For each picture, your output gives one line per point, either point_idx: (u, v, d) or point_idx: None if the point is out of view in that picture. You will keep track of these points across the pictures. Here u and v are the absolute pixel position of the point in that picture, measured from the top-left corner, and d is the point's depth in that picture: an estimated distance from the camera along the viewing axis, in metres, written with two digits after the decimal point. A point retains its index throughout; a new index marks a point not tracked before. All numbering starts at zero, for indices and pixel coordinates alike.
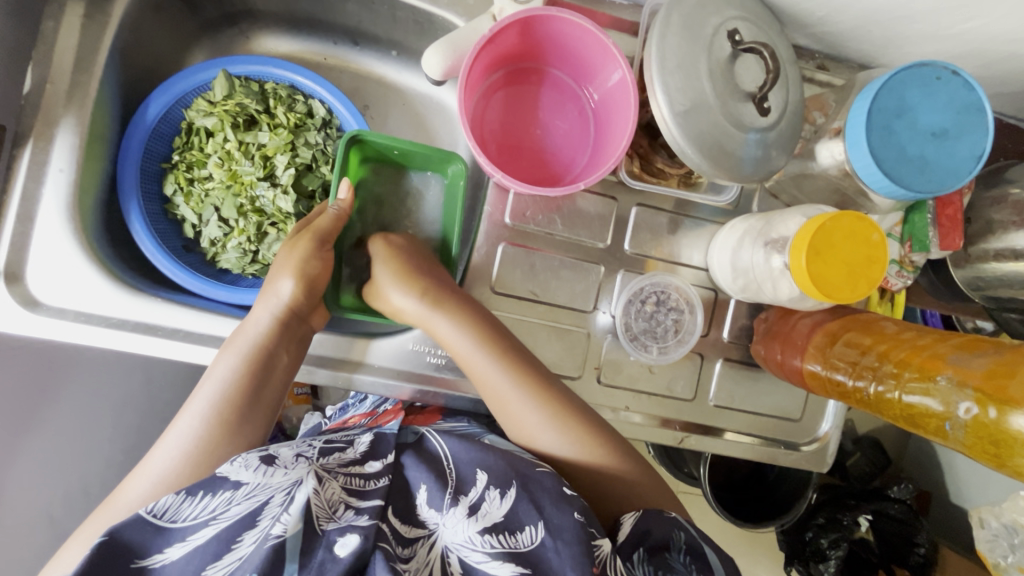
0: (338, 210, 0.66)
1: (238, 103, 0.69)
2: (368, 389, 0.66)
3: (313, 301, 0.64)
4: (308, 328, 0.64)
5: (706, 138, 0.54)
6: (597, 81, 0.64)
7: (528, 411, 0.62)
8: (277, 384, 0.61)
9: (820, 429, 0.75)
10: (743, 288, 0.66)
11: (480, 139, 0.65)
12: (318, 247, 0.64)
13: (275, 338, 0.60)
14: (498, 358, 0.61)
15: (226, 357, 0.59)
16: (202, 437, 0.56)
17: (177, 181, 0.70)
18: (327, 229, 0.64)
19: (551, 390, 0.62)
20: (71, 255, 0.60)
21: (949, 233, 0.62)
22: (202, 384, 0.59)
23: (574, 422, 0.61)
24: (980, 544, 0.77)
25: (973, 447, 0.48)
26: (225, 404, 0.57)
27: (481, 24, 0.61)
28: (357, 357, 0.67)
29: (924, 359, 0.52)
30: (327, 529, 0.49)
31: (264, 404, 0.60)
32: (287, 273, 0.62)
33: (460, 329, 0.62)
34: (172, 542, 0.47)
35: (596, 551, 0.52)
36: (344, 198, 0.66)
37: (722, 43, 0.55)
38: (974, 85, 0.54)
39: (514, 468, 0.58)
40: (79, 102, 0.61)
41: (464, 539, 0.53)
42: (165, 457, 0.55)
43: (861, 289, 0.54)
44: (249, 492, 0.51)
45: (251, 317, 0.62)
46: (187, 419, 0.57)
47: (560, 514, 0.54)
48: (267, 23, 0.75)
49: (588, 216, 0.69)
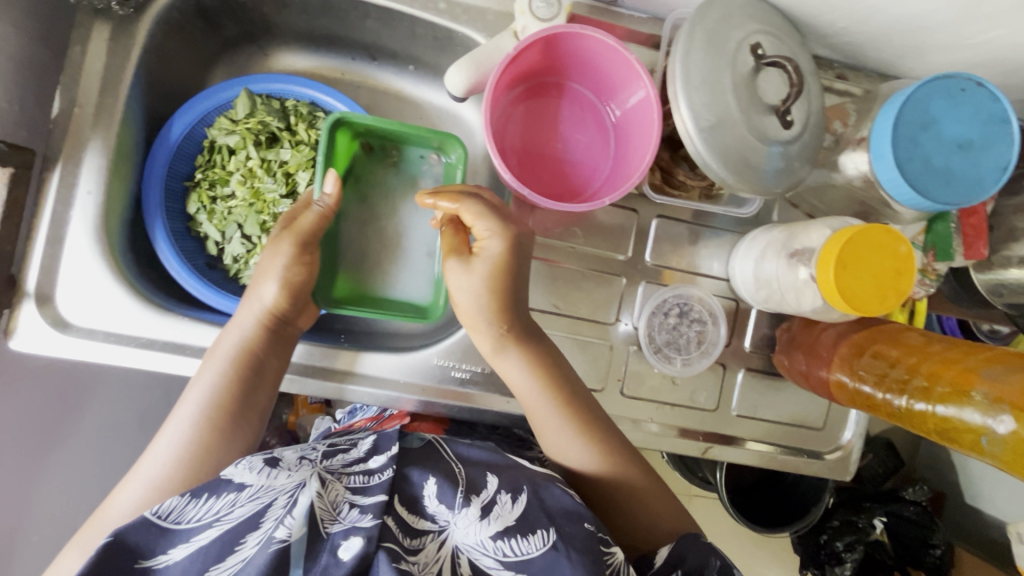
0: (322, 206, 0.61)
1: (260, 121, 0.69)
2: (360, 399, 0.67)
3: (297, 305, 0.61)
4: (294, 329, 0.63)
5: (731, 153, 0.54)
6: (619, 95, 0.64)
7: (576, 449, 0.63)
8: (268, 386, 0.60)
9: (843, 438, 0.75)
10: (765, 299, 0.67)
11: (502, 154, 0.65)
12: (301, 252, 0.60)
13: (264, 343, 0.59)
14: (561, 406, 0.62)
15: (213, 363, 0.57)
16: (194, 442, 0.55)
17: (200, 200, 0.70)
18: (307, 231, 0.60)
19: (607, 434, 0.63)
20: (98, 275, 0.60)
21: (972, 242, 0.63)
22: (189, 389, 0.57)
23: (602, 447, 0.62)
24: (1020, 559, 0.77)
25: (1011, 463, 0.48)
26: (214, 408, 0.56)
27: (503, 42, 0.61)
28: (381, 371, 0.67)
29: (956, 373, 0.52)
30: (332, 532, 0.49)
31: (254, 408, 0.59)
32: (270, 278, 0.59)
33: (527, 376, 0.62)
34: (176, 543, 0.46)
35: (608, 558, 0.53)
36: (331, 192, 0.60)
37: (746, 57, 0.56)
38: (999, 96, 0.54)
39: (523, 476, 0.60)
40: (105, 124, 0.61)
41: (476, 541, 0.53)
42: (157, 462, 0.54)
43: (888, 302, 0.54)
44: (252, 494, 0.50)
45: (235, 320, 0.60)
46: (177, 425, 0.56)
47: (571, 523, 0.55)
48: (286, 40, 0.76)
49: (608, 228, 0.70)
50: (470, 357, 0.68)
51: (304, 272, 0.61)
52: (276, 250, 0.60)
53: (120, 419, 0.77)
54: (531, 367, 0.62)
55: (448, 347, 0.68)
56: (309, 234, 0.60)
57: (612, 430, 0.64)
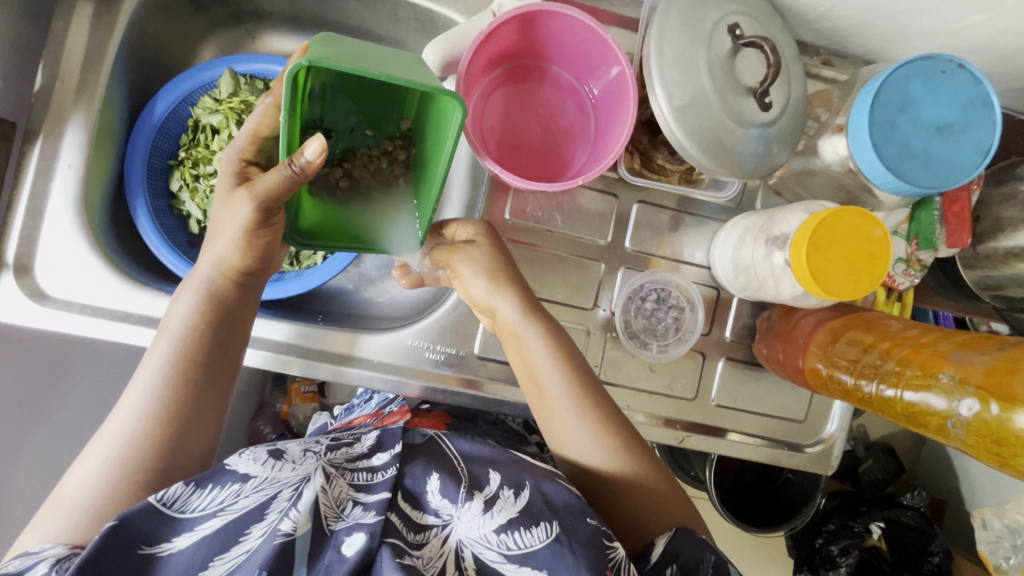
0: (296, 171, 0.50)
1: (243, 100, 0.70)
2: (361, 382, 0.67)
3: (262, 262, 0.61)
4: (262, 280, 0.63)
5: (706, 134, 0.54)
6: (598, 74, 0.63)
7: (583, 434, 0.60)
8: (237, 338, 0.60)
9: (825, 431, 0.74)
10: (744, 286, 0.66)
11: (481, 137, 0.65)
12: (264, 218, 0.55)
13: (229, 292, 0.60)
14: (572, 390, 0.61)
15: (177, 315, 0.58)
16: (162, 396, 0.55)
17: (183, 177, 0.71)
18: (270, 191, 0.52)
19: (612, 414, 0.61)
20: (77, 248, 0.61)
21: (955, 231, 0.61)
22: (156, 342, 0.58)
23: (607, 429, 0.60)
24: (983, 546, 0.81)
25: (976, 446, 0.48)
26: (180, 359, 0.57)
27: (480, 21, 0.61)
28: (378, 355, 0.68)
29: (926, 356, 0.51)
30: (336, 530, 0.50)
31: (221, 363, 0.59)
32: (227, 233, 0.57)
33: (550, 355, 0.61)
34: (179, 531, 0.46)
35: (610, 553, 0.51)
36: (313, 159, 0.49)
37: (723, 37, 0.55)
38: (981, 78, 0.53)
39: (525, 471, 0.58)
40: (87, 100, 0.62)
41: (479, 535, 0.52)
42: (124, 418, 0.55)
43: (863, 285, 0.54)
44: (256, 485, 0.51)
45: (196, 274, 0.60)
46: (144, 378, 0.56)
47: (574, 518, 0.53)
48: (274, 23, 0.77)
49: (588, 212, 0.69)
50: (444, 339, 0.69)
51: (268, 236, 0.58)
52: (235, 206, 0.55)
53: (107, 397, 0.77)
54: (554, 345, 0.61)
55: (423, 328, 0.68)
56: (271, 194, 0.53)
57: (617, 413, 0.62)
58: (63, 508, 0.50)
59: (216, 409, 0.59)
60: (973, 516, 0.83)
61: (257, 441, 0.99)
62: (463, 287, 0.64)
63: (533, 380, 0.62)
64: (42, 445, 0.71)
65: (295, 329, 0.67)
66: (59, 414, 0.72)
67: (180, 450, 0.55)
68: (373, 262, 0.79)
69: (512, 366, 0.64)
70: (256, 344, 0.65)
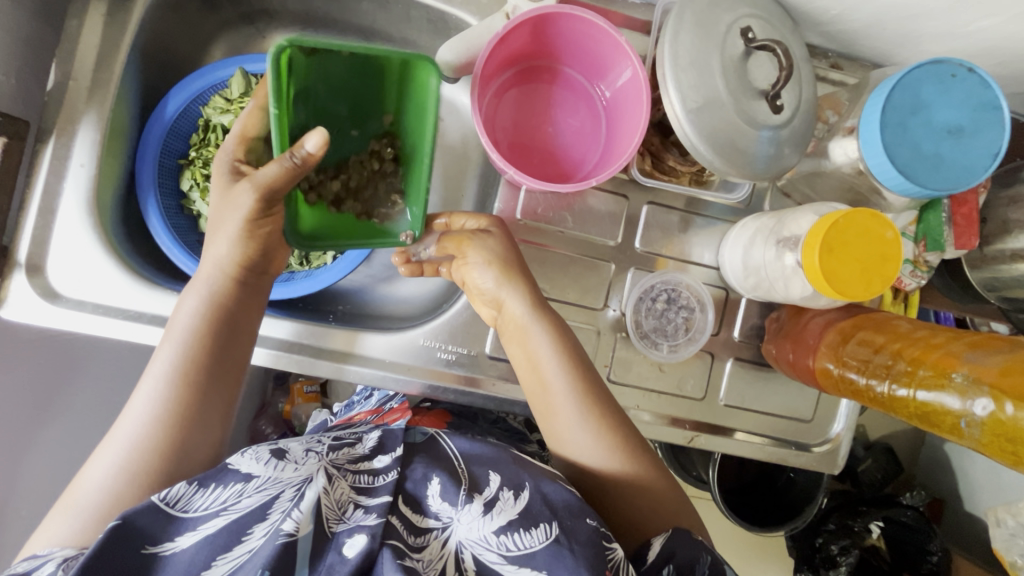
0: (297, 162, 0.52)
1: (255, 100, 0.70)
2: (375, 382, 0.67)
3: (264, 260, 0.61)
4: (266, 280, 0.63)
5: (718, 136, 0.54)
6: (610, 77, 0.64)
7: (584, 436, 0.61)
8: (243, 339, 0.60)
9: (832, 430, 0.75)
10: (754, 286, 0.66)
11: (493, 139, 0.66)
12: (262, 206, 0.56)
13: (231, 294, 0.59)
14: (577, 393, 0.61)
15: (182, 318, 0.58)
16: (170, 400, 0.55)
17: (194, 177, 0.71)
18: (269, 181, 0.53)
19: (617, 418, 0.62)
20: (87, 247, 0.61)
21: (964, 232, 0.62)
22: (162, 345, 0.58)
23: (613, 433, 0.61)
24: (998, 543, 0.82)
25: (990, 445, 0.49)
26: (188, 363, 0.56)
27: (494, 23, 0.62)
28: (380, 354, 0.68)
29: (938, 357, 0.52)
30: (337, 532, 0.50)
31: (228, 365, 0.59)
32: (224, 228, 0.58)
33: (553, 352, 0.61)
34: (182, 531, 0.46)
35: (610, 553, 0.51)
36: (313, 150, 0.52)
37: (736, 41, 0.55)
38: (991, 82, 0.53)
39: (525, 471, 0.58)
40: (99, 99, 0.62)
41: (479, 537, 0.52)
42: (134, 423, 0.54)
43: (874, 287, 0.54)
44: (259, 485, 0.50)
45: (200, 277, 0.60)
46: (152, 382, 0.56)
47: (573, 518, 0.53)
48: (283, 22, 0.77)
49: (599, 214, 0.70)
50: (456, 338, 0.69)
51: (269, 227, 0.58)
52: (236, 199, 0.56)
53: (113, 397, 0.77)
54: (558, 344, 0.62)
55: (435, 328, 0.69)
56: (272, 186, 0.54)
57: (621, 416, 0.62)
58: (78, 505, 0.50)
59: (221, 415, 0.58)
60: (988, 514, 0.84)
61: (258, 441, 0.99)
62: (473, 285, 0.65)
63: (535, 377, 0.62)
64: (49, 446, 0.70)
65: (301, 327, 0.67)
66: (67, 414, 0.72)
67: (196, 451, 0.55)
68: (382, 263, 0.80)
69: (513, 364, 0.65)
70: (259, 342, 0.65)
